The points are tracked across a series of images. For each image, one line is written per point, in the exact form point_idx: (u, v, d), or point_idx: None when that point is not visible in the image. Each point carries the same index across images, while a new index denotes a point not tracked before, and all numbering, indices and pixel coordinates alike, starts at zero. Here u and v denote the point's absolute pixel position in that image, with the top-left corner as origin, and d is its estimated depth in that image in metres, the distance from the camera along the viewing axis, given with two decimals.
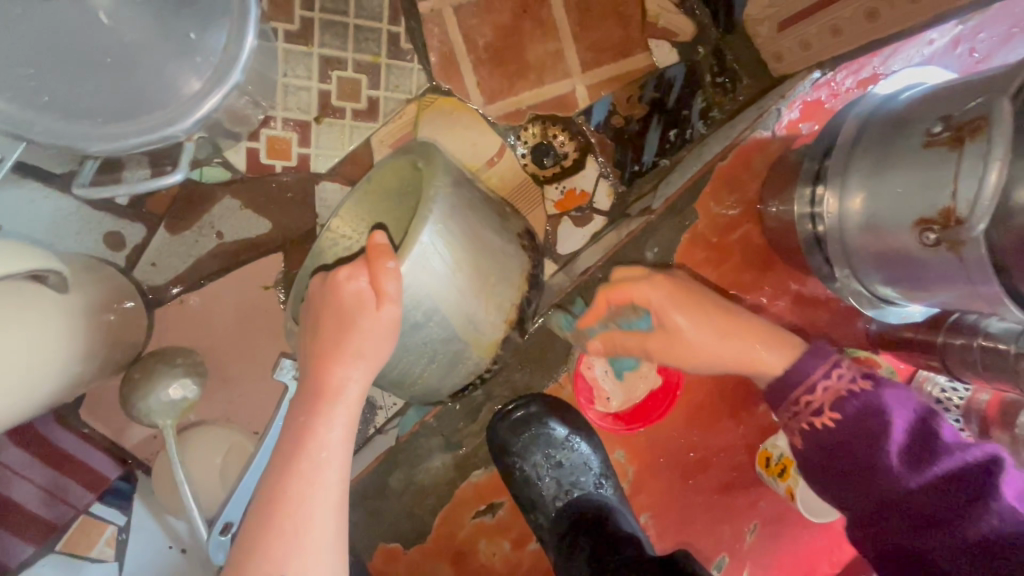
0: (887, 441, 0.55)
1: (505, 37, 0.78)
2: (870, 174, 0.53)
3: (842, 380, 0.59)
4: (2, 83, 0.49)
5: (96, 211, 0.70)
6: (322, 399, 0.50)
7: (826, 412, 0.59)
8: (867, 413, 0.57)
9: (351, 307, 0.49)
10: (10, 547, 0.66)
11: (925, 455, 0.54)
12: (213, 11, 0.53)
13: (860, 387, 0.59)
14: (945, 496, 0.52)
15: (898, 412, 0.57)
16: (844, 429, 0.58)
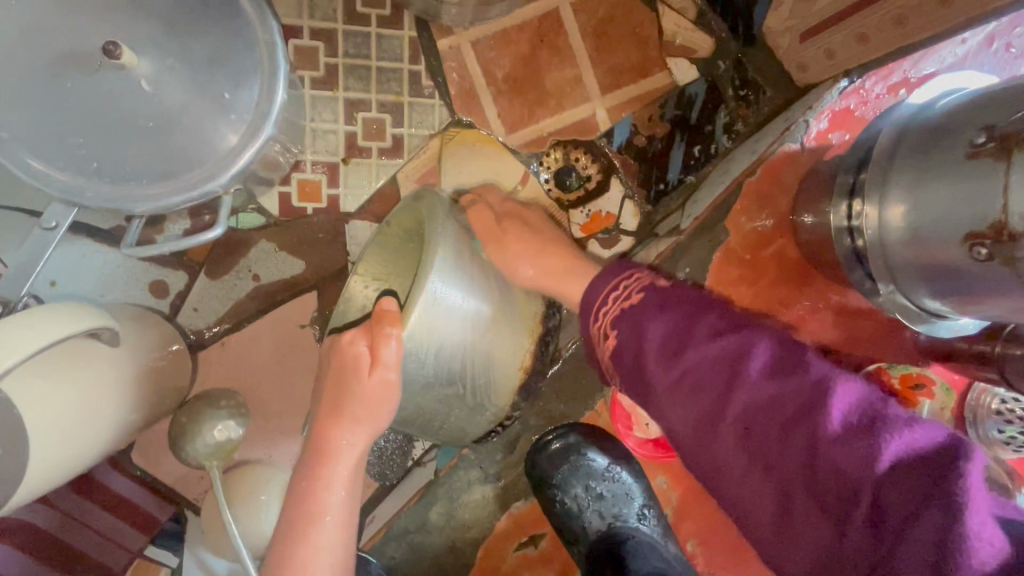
0: (754, 393, 0.43)
1: (523, 67, 0.79)
2: (910, 186, 0.51)
3: (633, 290, 0.52)
4: (56, 152, 0.52)
5: (141, 261, 0.73)
6: (323, 458, 0.54)
7: (617, 323, 0.51)
8: (698, 359, 0.46)
9: (348, 368, 0.51)
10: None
11: (771, 368, 0.43)
12: (244, 69, 0.55)
13: (710, 327, 0.47)
14: (784, 421, 0.41)
15: (742, 331, 0.46)
16: (683, 352, 0.47)
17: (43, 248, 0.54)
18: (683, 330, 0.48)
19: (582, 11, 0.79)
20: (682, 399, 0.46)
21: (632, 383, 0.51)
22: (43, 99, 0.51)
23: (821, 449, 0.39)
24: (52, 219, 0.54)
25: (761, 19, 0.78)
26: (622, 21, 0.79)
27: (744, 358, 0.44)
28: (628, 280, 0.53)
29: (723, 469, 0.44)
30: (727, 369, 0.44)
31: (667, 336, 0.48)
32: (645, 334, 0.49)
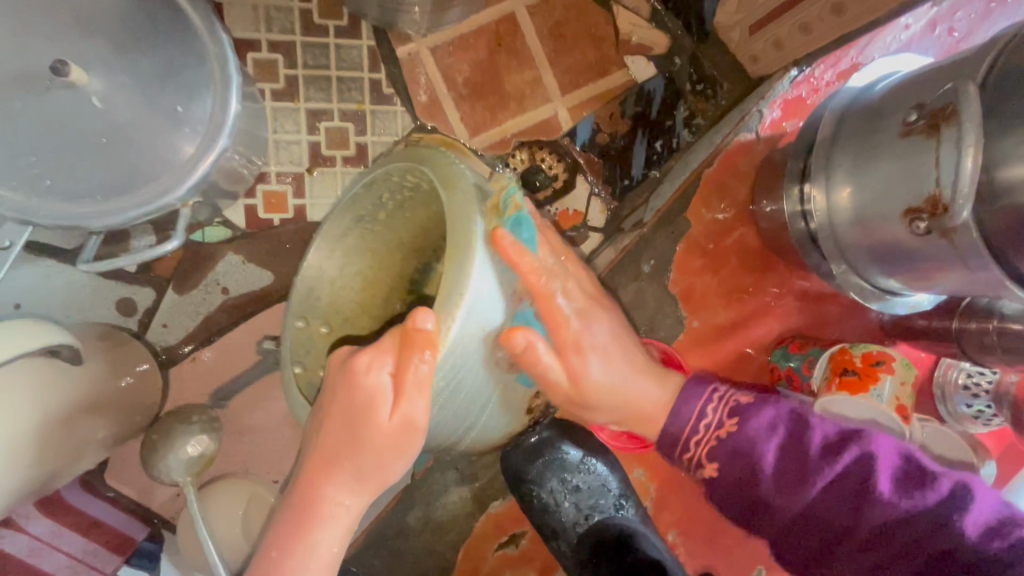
0: (809, 435, 0.55)
1: (483, 71, 0.80)
2: (853, 167, 0.53)
3: (724, 415, 0.57)
4: (6, 171, 0.52)
5: (107, 279, 0.73)
6: (312, 520, 0.47)
7: (714, 452, 0.56)
8: (781, 453, 0.55)
9: (364, 405, 0.43)
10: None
11: (902, 485, 0.51)
12: (196, 84, 0.55)
13: (709, 403, 0.58)
14: (850, 486, 0.51)
15: (855, 444, 0.53)
16: (738, 441, 0.55)
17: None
18: (773, 432, 0.56)
19: (538, 14, 0.80)
20: (792, 521, 0.53)
21: (736, 504, 0.56)
22: None
23: (863, 498, 0.51)
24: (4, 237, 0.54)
25: (710, 14, 0.80)
26: (577, 22, 0.81)
27: (820, 440, 0.54)
28: (714, 402, 0.58)
29: (815, 553, 0.53)
30: (791, 443, 0.55)
31: (776, 456, 0.54)
32: (757, 449, 0.55)
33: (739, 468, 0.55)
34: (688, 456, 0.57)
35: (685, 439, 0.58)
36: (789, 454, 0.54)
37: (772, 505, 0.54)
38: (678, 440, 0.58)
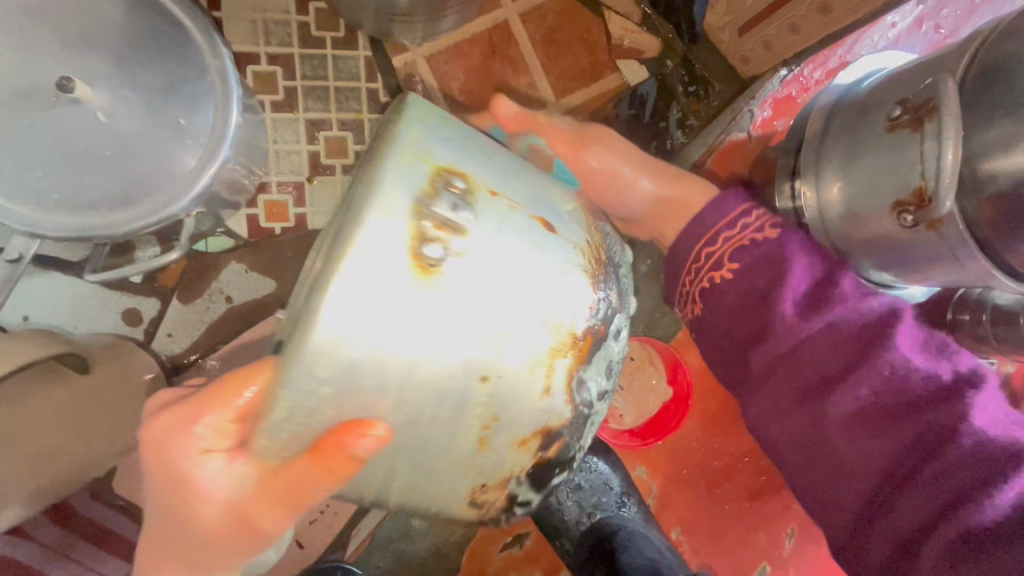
0: (836, 274, 0.54)
1: (478, 78, 0.81)
2: (841, 163, 0.54)
3: (764, 222, 0.56)
4: (17, 187, 0.53)
5: (114, 290, 0.74)
6: None
7: (738, 250, 0.55)
8: (811, 280, 0.53)
9: (175, 475, 0.35)
10: None
11: (923, 352, 0.50)
12: (197, 96, 0.57)
13: (751, 208, 0.57)
14: (885, 390, 0.48)
15: (887, 301, 0.52)
16: (764, 246, 0.54)
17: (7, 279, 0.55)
18: (809, 253, 0.55)
19: (531, 21, 0.82)
20: (791, 351, 0.51)
21: (734, 337, 0.55)
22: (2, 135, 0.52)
23: (878, 358, 0.49)
24: (15, 250, 0.56)
25: (701, 17, 0.81)
26: (568, 28, 0.82)
27: (844, 281, 0.53)
28: (755, 211, 0.57)
29: (787, 393, 0.52)
30: (819, 263, 0.55)
31: (804, 275, 0.53)
32: (779, 246, 0.54)
33: (746, 328, 0.54)
34: (684, 290, 0.59)
35: (706, 254, 0.57)
36: (819, 288, 0.53)
37: (768, 326, 0.52)
38: (700, 295, 0.57)
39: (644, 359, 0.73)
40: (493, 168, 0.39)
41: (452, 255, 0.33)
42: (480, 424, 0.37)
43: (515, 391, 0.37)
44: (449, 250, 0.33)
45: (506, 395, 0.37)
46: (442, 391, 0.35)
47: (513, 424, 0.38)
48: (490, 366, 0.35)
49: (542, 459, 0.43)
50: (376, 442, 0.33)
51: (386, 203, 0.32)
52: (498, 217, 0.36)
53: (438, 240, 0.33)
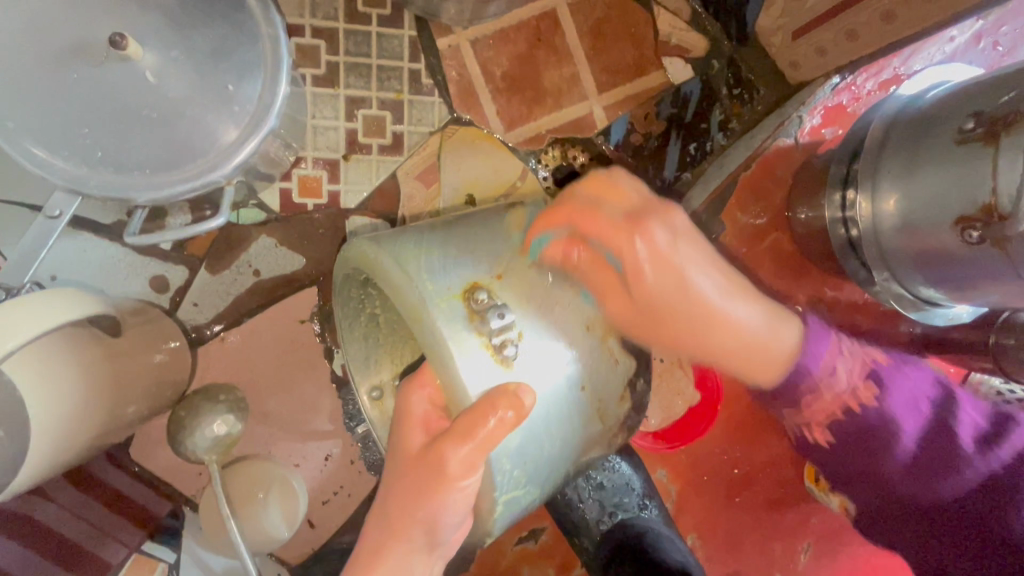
0: (950, 420, 0.64)
1: (522, 66, 0.80)
2: (900, 174, 0.53)
3: (857, 374, 0.62)
4: (60, 142, 0.53)
5: (142, 255, 0.73)
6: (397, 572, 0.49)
7: (843, 412, 0.62)
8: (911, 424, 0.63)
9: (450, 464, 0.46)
10: None
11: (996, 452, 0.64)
12: (248, 64, 0.56)
13: (840, 350, 0.61)
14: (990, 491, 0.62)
15: (963, 416, 0.65)
16: (867, 417, 0.62)
17: (47, 236, 0.54)
18: (913, 411, 0.63)
19: (579, 12, 0.80)
20: (915, 489, 0.62)
21: (857, 472, 0.65)
22: (52, 90, 0.51)
23: (995, 505, 0.61)
24: (55, 207, 0.54)
25: (752, 19, 0.80)
26: (616, 22, 0.81)
27: (958, 418, 0.65)
28: (847, 357, 0.62)
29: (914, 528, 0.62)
30: (926, 414, 0.64)
31: (911, 425, 0.63)
32: (896, 424, 0.62)
33: (869, 466, 0.63)
34: (807, 415, 0.62)
35: (819, 387, 0.60)
36: (935, 435, 0.63)
37: (896, 479, 0.63)
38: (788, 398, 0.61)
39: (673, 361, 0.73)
40: (467, 255, 0.50)
41: (512, 335, 0.47)
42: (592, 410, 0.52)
43: (598, 360, 0.52)
44: (502, 315, 0.47)
45: (595, 381, 0.52)
46: (558, 395, 0.49)
47: (606, 384, 0.53)
48: (580, 377, 0.51)
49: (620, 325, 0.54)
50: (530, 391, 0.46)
51: (447, 314, 0.46)
52: (514, 281, 0.49)
53: (501, 339, 0.47)
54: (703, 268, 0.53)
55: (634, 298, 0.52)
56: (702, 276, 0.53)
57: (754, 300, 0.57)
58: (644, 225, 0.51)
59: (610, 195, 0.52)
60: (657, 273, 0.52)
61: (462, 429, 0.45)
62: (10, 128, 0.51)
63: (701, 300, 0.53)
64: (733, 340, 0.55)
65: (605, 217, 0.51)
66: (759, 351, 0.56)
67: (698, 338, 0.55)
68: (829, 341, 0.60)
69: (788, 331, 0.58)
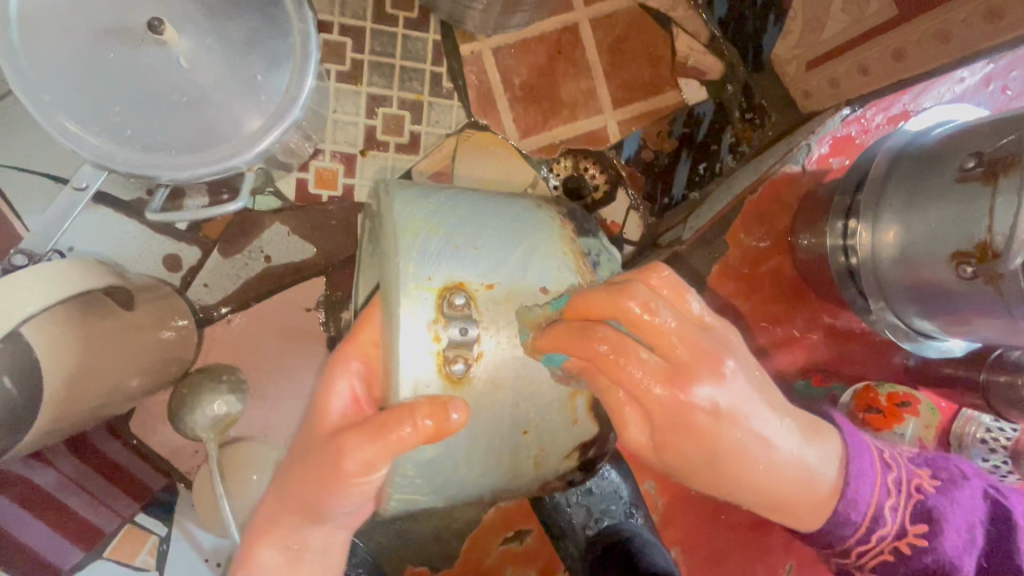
0: (1009, 546, 0.55)
1: (540, 77, 0.82)
2: (901, 208, 0.54)
3: (902, 525, 0.54)
4: (91, 118, 0.54)
5: (159, 234, 0.75)
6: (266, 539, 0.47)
7: (883, 569, 0.55)
8: (975, 567, 0.55)
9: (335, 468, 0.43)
10: (64, 552, 0.65)
11: None
12: (277, 55, 0.58)
13: (883, 484, 0.54)
14: None
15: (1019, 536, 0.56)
16: (920, 562, 0.54)
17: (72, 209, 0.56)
18: (970, 546, 0.55)
19: (600, 28, 0.82)
20: None
21: None
22: (90, 68, 0.53)
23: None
24: (83, 180, 0.56)
25: (769, 46, 0.80)
26: (635, 40, 0.83)
27: (1016, 538, 0.56)
28: (890, 500, 0.54)
29: None
30: (982, 546, 0.55)
31: (972, 571, 0.55)
32: (952, 565, 0.54)
33: None
34: (851, 567, 0.56)
35: (859, 530, 0.53)
36: (993, 571, 0.55)
37: None
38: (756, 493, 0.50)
39: None
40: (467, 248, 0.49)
41: (472, 351, 0.47)
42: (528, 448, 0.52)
43: (553, 413, 0.51)
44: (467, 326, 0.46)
45: (544, 430, 0.51)
46: (493, 433, 0.49)
47: (557, 431, 0.52)
48: (524, 420, 0.50)
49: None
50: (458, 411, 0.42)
51: (412, 305, 0.45)
52: (503, 298, 0.48)
53: (455, 354, 0.46)
54: (761, 416, 0.44)
55: (657, 440, 0.44)
56: (763, 424, 0.44)
57: (794, 434, 0.47)
58: (683, 382, 0.41)
59: (636, 333, 0.41)
60: (678, 430, 0.42)
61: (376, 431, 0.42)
62: (45, 101, 0.53)
63: (745, 456, 0.44)
64: (762, 486, 0.46)
65: (637, 360, 0.41)
66: (800, 491, 0.48)
67: (718, 492, 0.47)
68: (870, 478, 0.53)
69: (822, 454, 0.50)
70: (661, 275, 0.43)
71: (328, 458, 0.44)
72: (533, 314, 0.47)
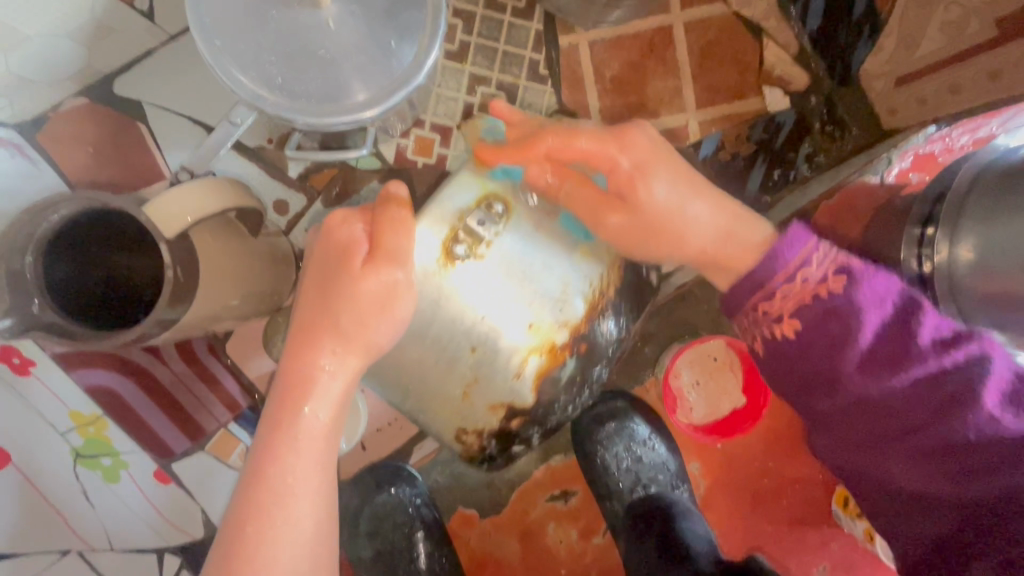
0: (915, 321, 0.51)
1: (631, 71, 0.86)
2: (981, 222, 0.57)
3: (826, 276, 0.52)
4: (252, 66, 0.62)
5: (272, 179, 0.82)
6: (301, 397, 0.49)
7: (800, 308, 0.53)
8: (883, 329, 0.51)
9: (347, 247, 0.50)
10: (177, 434, 0.72)
11: (938, 343, 0.50)
12: (411, 26, 0.65)
13: (811, 258, 0.53)
14: (928, 407, 0.49)
15: (924, 311, 0.51)
16: (833, 301, 0.52)
17: (227, 138, 0.71)
18: (879, 305, 0.52)
19: (693, 31, 0.85)
20: (852, 416, 0.52)
21: (792, 383, 0.55)
22: (255, 25, 0.62)
23: (951, 409, 0.48)
24: (238, 116, 0.71)
25: (859, 63, 0.83)
26: (727, 46, 0.86)
27: (925, 325, 0.51)
28: (819, 254, 0.53)
29: (879, 462, 0.51)
30: (891, 313, 0.52)
31: (876, 329, 0.51)
32: (850, 311, 0.51)
33: (796, 374, 0.54)
34: (765, 307, 0.54)
35: (777, 283, 0.53)
36: (892, 331, 0.51)
37: (846, 392, 0.51)
38: (766, 286, 0.54)
39: (726, 362, 0.78)
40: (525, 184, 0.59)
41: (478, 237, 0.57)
42: (464, 383, 0.63)
43: (498, 362, 0.62)
44: (487, 224, 0.57)
45: (484, 366, 0.62)
46: (449, 346, 0.60)
47: (500, 376, 0.63)
48: (476, 341, 0.60)
49: (569, 348, 0.65)
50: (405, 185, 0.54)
51: (466, 184, 0.57)
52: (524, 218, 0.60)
53: (465, 240, 0.57)
54: (692, 200, 0.58)
55: (631, 211, 0.58)
56: (689, 202, 0.58)
57: (719, 218, 0.58)
58: (624, 145, 0.57)
59: (589, 157, 0.57)
60: (646, 231, 0.59)
61: (395, 252, 0.51)
62: (218, 47, 0.61)
63: (674, 226, 0.58)
64: (705, 239, 0.57)
65: (614, 213, 0.58)
66: (728, 250, 0.57)
67: (668, 242, 0.59)
68: (802, 246, 0.53)
69: (758, 235, 0.57)
70: (592, 193, 0.59)
71: (350, 267, 0.50)
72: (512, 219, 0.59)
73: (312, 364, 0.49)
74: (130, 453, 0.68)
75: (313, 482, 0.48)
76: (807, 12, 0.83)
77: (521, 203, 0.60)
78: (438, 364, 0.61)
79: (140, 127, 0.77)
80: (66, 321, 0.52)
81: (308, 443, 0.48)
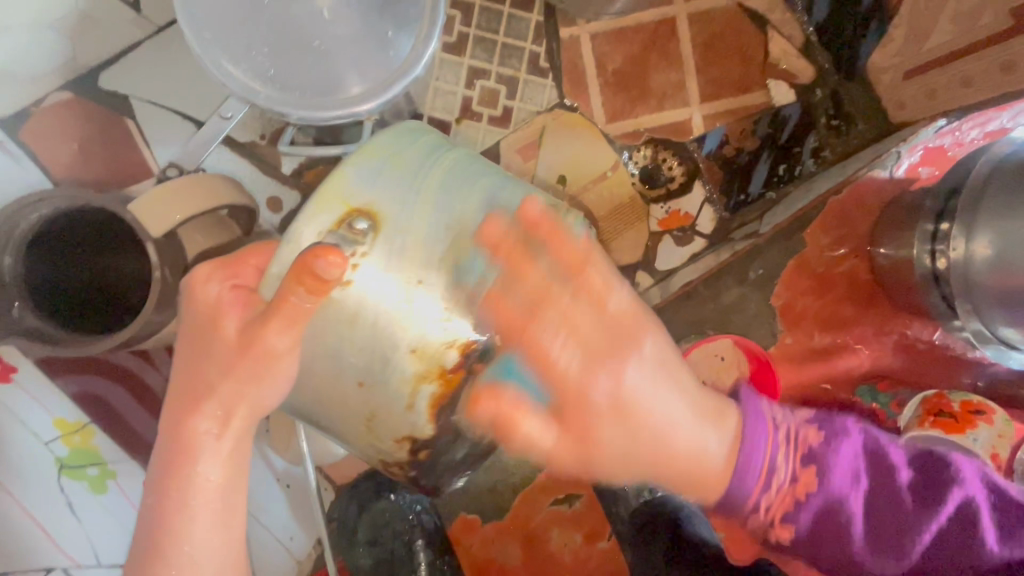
0: (890, 485, 0.64)
1: (633, 65, 0.84)
2: (997, 217, 0.55)
3: (795, 467, 0.62)
4: (242, 57, 0.60)
5: (264, 176, 0.79)
6: (189, 460, 0.45)
7: (788, 514, 0.62)
8: (866, 501, 0.64)
9: (204, 315, 0.44)
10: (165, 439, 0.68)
11: (918, 483, 0.64)
12: (409, 17, 0.62)
13: (775, 440, 0.61)
14: (939, 546, 0.62)
15: (893, 451, 0.66)
16: (817, 497, 0.62)
17: (218, 133, 0.74)
18: (855, 483, 0.63)
19: (697, 23, 0.83)
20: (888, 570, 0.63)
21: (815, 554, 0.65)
22: (247, 15, 0.60)
23: (964, 547, 0.62)
24: (228, 111, 0.73)
25: (866, 55, 0.81)
26: (731, 39, 0.84)
27: (896, 475, 0.64)
28: (777, 428, 0.62)
29: None
30: (866, 482, 0.64)
31: (862, 506, 0.63)
32: (840, 501, 0.62)
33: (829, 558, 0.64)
34: (762, 517, 0.62)
35: (757, 489, 0.60)
36: (874, 504, 0.63)
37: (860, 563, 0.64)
38: (754, 501, 0.61)
39: (733, 361, 0.77)
40: (405, 187, 0.44)
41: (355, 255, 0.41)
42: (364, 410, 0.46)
43: (396, 387, 0.45)
44: (351, 249, 0.41)
45: (381, 400, 0.45)
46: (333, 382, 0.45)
47: (389, 405, 0.45)
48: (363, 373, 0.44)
49: (463, 375, 0.46)
50: (338, 256, 0.39)
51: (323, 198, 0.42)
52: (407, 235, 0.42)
53: None
54: (664, 392, 0.55)
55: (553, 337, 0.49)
56: (667, 404, 0.55)
57: (692, 410, 0.56)
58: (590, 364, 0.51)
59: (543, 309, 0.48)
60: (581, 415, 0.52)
61: (264, 342, 0.43)
62: (206, 38, 0.59)
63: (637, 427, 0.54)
64: (662, 448, 0.56)
65: (565, 310, 0.49)
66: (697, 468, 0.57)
67: (645, 446, 0.55)
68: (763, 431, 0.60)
69: (725, 438, 0.58)
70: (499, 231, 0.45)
71: (220, 328, 0.44)
72: (397, 224, 0.43)
73: (191, 427, 0.45)
74: (118, 462, 0.66)
75: (214, 540, 0.47)
76: (811, 3, 0.82)
77: (397, 215, 0.43)
78: (328, 401, 0.46)
79: (127, 124, 0.73)
80: (41, 325, 0.51)
81: (196, 505, 0.46)
